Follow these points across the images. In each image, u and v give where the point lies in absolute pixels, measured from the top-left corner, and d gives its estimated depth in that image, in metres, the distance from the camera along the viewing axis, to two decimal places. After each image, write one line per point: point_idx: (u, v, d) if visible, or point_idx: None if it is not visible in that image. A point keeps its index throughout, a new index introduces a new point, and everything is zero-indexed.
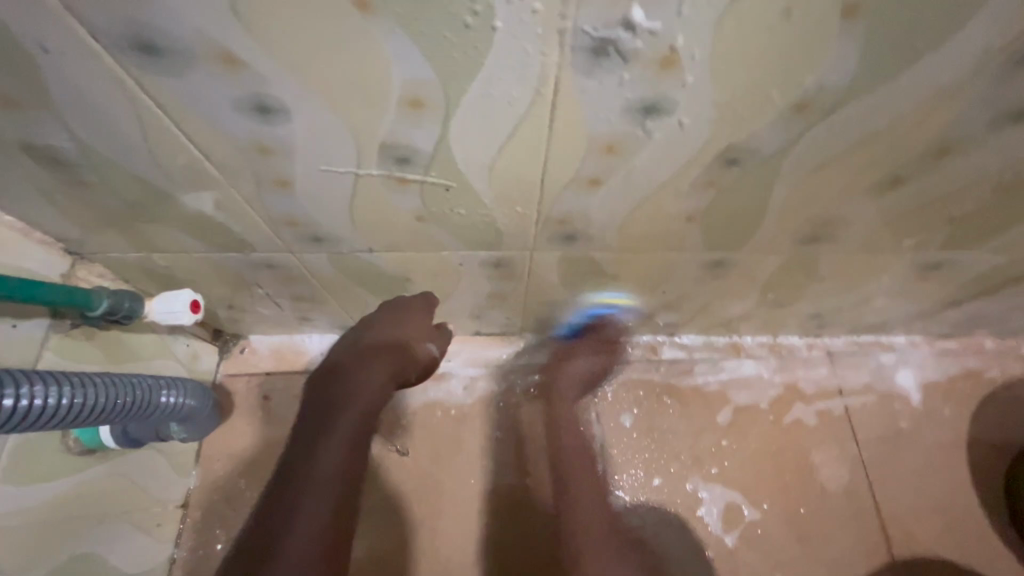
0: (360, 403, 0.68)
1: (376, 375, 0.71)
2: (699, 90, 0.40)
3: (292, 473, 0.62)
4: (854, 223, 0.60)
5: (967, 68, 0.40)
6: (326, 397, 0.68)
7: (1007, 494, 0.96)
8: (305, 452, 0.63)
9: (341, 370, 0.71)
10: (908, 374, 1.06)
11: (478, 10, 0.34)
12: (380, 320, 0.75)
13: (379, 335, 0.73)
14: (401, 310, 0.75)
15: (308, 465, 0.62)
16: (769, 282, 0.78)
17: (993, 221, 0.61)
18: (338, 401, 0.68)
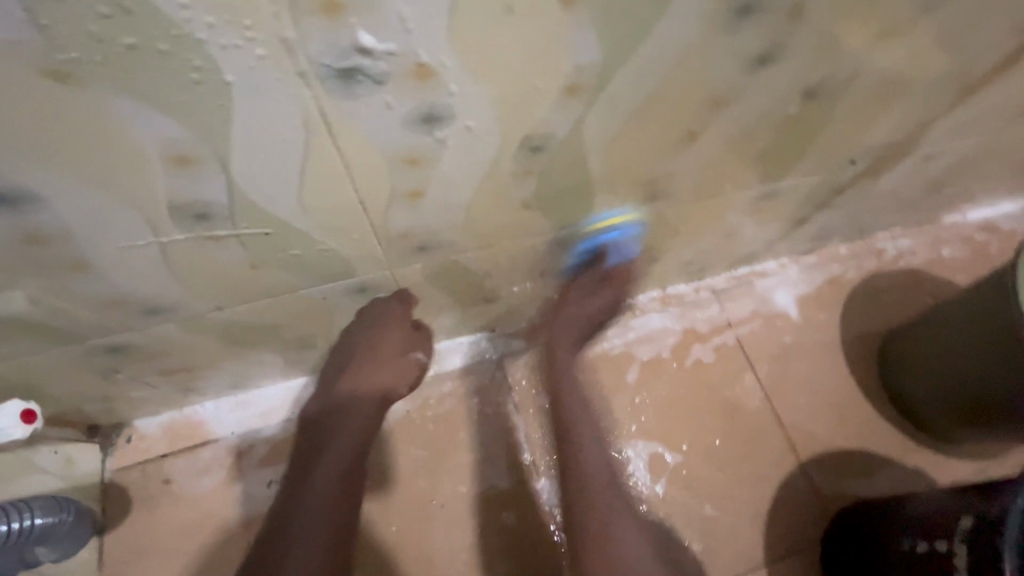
0: (350, 438, 0.72)
1: (359, 406, 0.74)
2: (469, 92, 0.41)
3: (283, 519, 0.66)
4: (676, 177, 0.65)
5: (699, 30, 0.43)
6: (321, 434, 0.73)
7: (881, 378, 1.09)
8: (296, 492, 0.68)
9: (331, 407, 0.75)
10: (785, 293, 1.16)
11: (199, 65, 0.33)
12: (360, 345, 0.76)
13: (365, 360, 0.76)
14: (378, 319, 0.74)
15: (301, 493, 0.67)
16: (635, 242, 0.82)
17: (793, 150, 0.67)
18: (328, 438, 0.72)
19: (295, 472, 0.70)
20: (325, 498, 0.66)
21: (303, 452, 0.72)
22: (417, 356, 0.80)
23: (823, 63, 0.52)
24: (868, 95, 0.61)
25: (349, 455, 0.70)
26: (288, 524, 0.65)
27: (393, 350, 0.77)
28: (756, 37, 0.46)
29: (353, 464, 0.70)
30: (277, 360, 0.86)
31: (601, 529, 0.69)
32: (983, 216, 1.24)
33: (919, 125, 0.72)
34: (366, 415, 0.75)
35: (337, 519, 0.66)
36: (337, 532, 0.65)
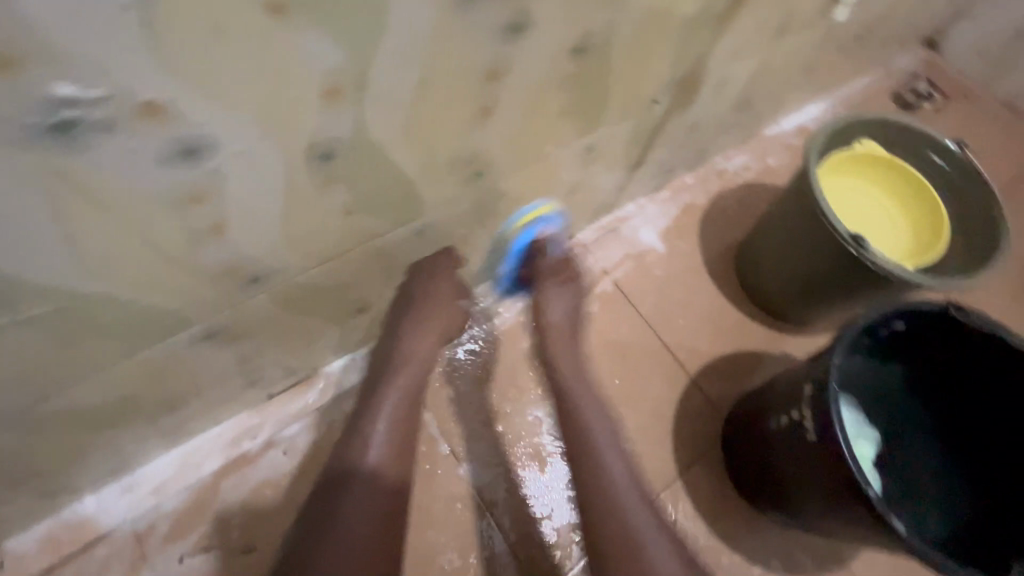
0: (402, 404, 0.83)
1: (408, 370, 0.85)
2: (218, 117, 0.41)
3: (349, 449, 0.78)
4: (493, 149, 0.67)
5: (434, 11, 0.45)
6: (372, 393, 0.84)
7: (743, 284, 1.21)
8: (352, 438, 0.79)
9: (389, 372, 0.85)
10: (647, 230, 1.26)
11: None
12: (416, 292, 0.86)
13: (417, 332, 0.87)
14: (424, 286, 0.86)
15: (364, 443, 0.78)
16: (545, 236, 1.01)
17: (595, 101, 0.72)
18: (378, 403, 0.82)
19: (347, 438, 0.79)
20: (377, 461, 0.77)
21: (354, 421, 0.82)
22: (462, 304, 0.94)
23: (576, 22, 0.56)
24: (634, 41, 0.66)
25: (400, 417, 0.82)
26: (332, 486, 0.74)
27: (437, 311, 0.88)
28: (498, 8, 0.48)
29: (403, 421, 0.82)
30: (150, 431, 0.81)
31: (582, 467, 0.84)
32: (795, 123, 1.41)
33: (696, 57, 0.80)
34: (424, 355, 0.87)
35: (392, 488, 0.77)
36: (386, 500, 0.76)
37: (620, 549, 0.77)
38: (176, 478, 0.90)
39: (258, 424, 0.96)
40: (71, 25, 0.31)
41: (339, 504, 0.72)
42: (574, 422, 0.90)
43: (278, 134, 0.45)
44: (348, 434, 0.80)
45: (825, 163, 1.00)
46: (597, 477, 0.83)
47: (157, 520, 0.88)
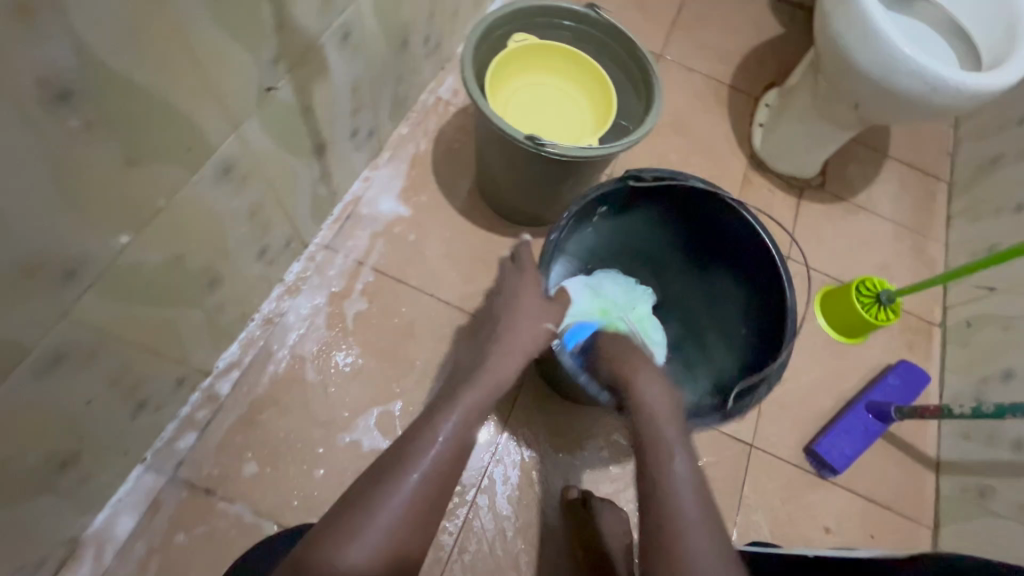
0: (472, 413, 0.66)
1: (478, 386, 0.69)
2: None
3: (393, 458, 0.60)
4: (53, 244, 0.54)
5: None
6: (425, 420, 0.65)
7: (496, 209, 1.21)
8: (400, 457, 0.60)
9: (466, 379, 0.71)
10: (385, 200, 1.19)
11: None
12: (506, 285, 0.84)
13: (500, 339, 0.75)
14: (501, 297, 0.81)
15: (417, 439, 0.62)
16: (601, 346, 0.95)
17: (170, 130, 0.61)
18: (444, 415, 0.65)
19: (402, 446, 0.61)
20: (424, 478, 0.59)
21: (407, 434, 0.63)
22: (547, 325, 0.80)
23: (10, 74, 0.43)
24: (152, 56, 0.54)
25: (455, 428, 0.64)
26: (358, 502, 0.56)
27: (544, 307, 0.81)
28: None
29: (457, 450, 0.62)
30: None
31: (658, 523, 0.60)
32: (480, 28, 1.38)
33: (277, 27, 0.69)
34: (489, 367, 0.72)
35: (434, 498, 0.59)
36: (420, 512, 0.57)
37: (666, 552, 0.57)
38: None
39: None
40: None
41: (384, 485, 0.58)
42: (650, 420, 0.71)
43: None
44: (405, 447, 0.61)
45: (492, 64, 0.99)
46: (649, 477, 0.65)
47: None
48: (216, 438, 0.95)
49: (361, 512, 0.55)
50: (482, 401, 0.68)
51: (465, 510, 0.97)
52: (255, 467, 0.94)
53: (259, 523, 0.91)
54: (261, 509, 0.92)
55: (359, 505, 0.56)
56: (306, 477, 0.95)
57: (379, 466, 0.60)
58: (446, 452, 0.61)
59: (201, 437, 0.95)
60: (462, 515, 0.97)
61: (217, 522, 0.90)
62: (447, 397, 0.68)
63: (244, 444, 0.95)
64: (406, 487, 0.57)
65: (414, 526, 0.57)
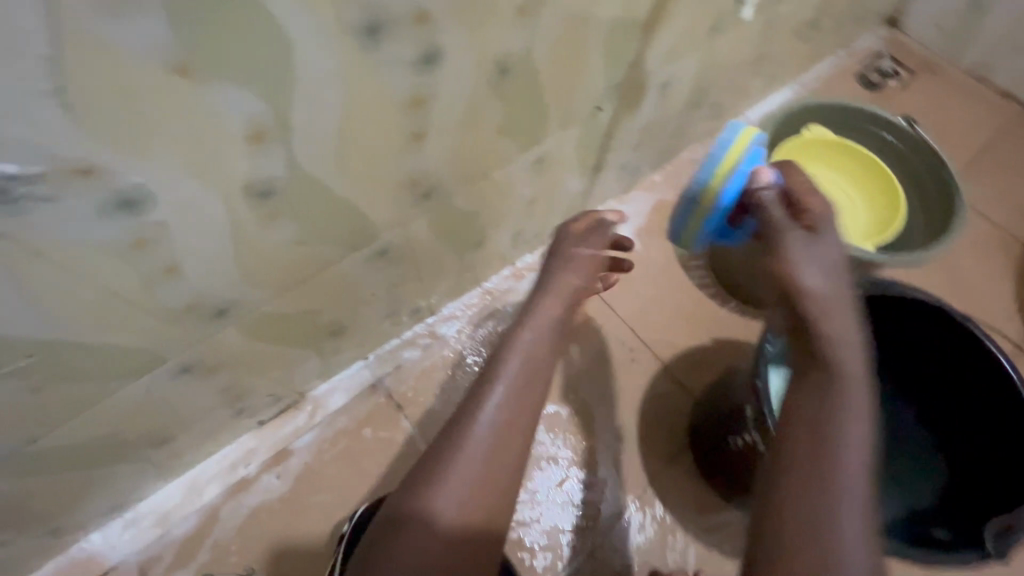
0: (538, 384, 0.62)
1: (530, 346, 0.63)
2: (152, 171, 0.44)
3: (454, 425, 0.59)
4: (433, 172, 0.70)
5: (346, 58, 0.48)
6: (484, 374, 0.63)
7: (716, 274, 1.23)
8: (456, 435, 0.58)
9: (499, 351, 0.64)
10: (622, 231, 1.26)
11: None
12: (561, 242, 0.73)
13: (545, 304, 0.67)
14: (567, 254, 0.71)
15: (478, 399, 0.60)
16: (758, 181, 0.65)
17: (529, 114, 0.75)
18: (488, 384, 0.61)
19: (468, 416, 0.59)
20: (497, 455, 0.57)
21: (474, 395, 0.61)
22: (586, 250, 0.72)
23: (490, 45, 0.59)
24: (553, 58, 0.69)
25: (513, 400, 0.60)
26: (433, 467, 0.57)
27: (587, 235, 0.73)
28: (410, 42, 0.51)
29: (525, 415, 0.60)
30: (138, 465, 0.83)
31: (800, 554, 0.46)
32: (762, 112, 1.42)
33: (632, 57, 0.81)
34: (535, 327, 0.65)
35: (517, 470, 0.58)
36: (505, 487, 0.57)
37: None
38: (184, 503, 0.93)
39: (250, 449, 0.98)
40: None
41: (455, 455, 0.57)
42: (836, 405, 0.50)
43: (329, 100, 0.50)
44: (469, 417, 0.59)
45: (786, 143, 1.02)
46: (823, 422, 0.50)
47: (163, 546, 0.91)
48: (418, 368, 1.10)
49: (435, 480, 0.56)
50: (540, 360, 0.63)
51: (593, 535, 1.00)
52: (439, 405, 1.08)
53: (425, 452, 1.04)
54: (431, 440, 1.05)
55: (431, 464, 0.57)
56: None
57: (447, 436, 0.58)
58: (518, 429, 0.59)
59: (409, 363, 1.09)
60: (591, 540, 0.99)
61: (398, 434, 1.04)
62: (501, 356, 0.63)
63: (436, 382, 1.09)
64: (462, 470, 0.56)
65: (498, 491, 0.57)
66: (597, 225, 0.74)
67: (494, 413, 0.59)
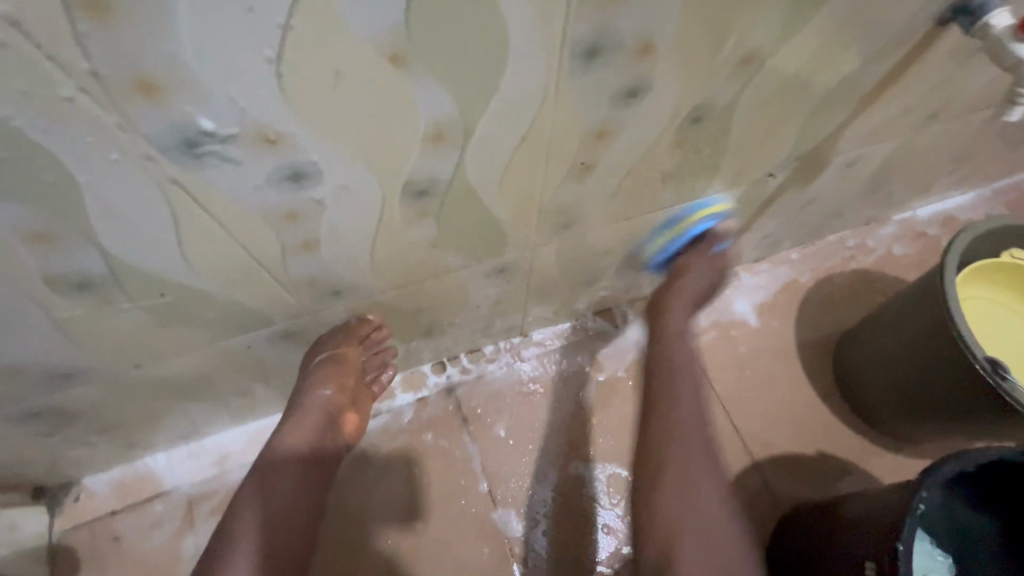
0: (309, 433, 0.73)
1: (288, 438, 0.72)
2: (331, 152, 0.42)
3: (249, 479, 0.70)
4: (582, 204, 0.65)
5: (555, 76, 0.43)
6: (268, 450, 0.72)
7: (838, 380, 1.08)
8: (245, 495, 0.69)
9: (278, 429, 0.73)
10: (741, 302, 1.14)
11: (48, 167, 0.35)
12: (328, 356, 0.73)
13: (293, 416, 0.73)
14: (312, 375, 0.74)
15: (263, 465, 0.70)
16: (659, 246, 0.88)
17: (700, 167, 0.67)
18: (275, 446, 0.72)
19: (252, 493, 0.68)
20: (277, 472, 0.70)
21: (261, 468, 0.70)
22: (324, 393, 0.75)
23: (696, 91, 0.53)
24: (752, 114, 0.61)
25: (287, 470, 0.70)
26: (223, 536, 0.66)
27: (333, 374, 0.75)
28: (622, 72, 0.46)
29: (304, 481, 0.71)
30: (214, 406, 0.84)
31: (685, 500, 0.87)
32: (933, 213, 1.24)
33: (832, 130, 0.71)
34: (313, 408, 0.74)
35: (298, 524, 0.69)
36: (291, 516, 0.69)
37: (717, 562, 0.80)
38: (244, 452, 0.94)
39: None
40: (204, 63, 0.32)
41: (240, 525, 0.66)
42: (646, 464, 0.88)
43: (520, 115, 0.46)
44: (254, 493, 0.68)
45: (977, 264, 0.87)
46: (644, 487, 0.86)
47: (212, 488, 0.92)
48: (492, 387, 1.02)
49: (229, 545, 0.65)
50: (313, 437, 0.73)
51: None
52: (505, 432, 1.00)
53: (479, 476, 0.96)
54: (489, 466, 0.97)
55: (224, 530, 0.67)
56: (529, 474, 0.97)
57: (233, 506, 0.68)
58: (293, 498, 0.70)
59: (484, 379, 1.03)
60: None
61: (457, 449, 0.98)
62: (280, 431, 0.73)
63: (508, 406, 1.01)
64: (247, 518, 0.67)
65: (284, 542, 0.67)
66: (335, 364, 0.74)
67: (281, 438, 0.72)
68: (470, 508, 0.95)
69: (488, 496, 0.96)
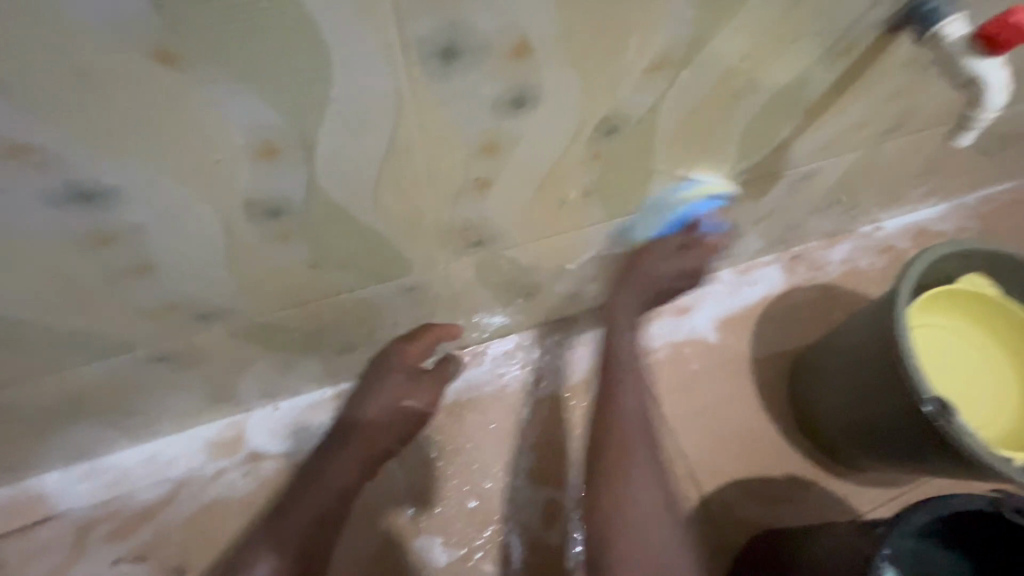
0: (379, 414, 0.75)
1: (360, 446, 0.74)
2: (122, 169, 0.34)
3: (319, 455, 0.75)
4: (491, 221, 0.57)
5: (403, 85, 0.36)
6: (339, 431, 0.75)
7: (793, 402, 1.02)
8: (308, 475, 0.73)
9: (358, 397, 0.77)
10: (700, 318, 1.07)
11: None
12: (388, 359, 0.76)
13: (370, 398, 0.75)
14: (390, 360, 0.76)
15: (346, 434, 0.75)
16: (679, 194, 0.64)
17: (627, 183, 0.60)
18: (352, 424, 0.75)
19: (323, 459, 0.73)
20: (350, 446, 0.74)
21: (341, 431, 0.75)
22: (410, 405, 0.77)
23: (602, 100, 0.45)
24: (678, 125, 0.54)
25: (349, 462, 0.73)
26: (282, 508, 0.72)
27: (424, 390, 0.79)
28: (496, 80, 0.38)
29: (360, 462, 0.74)
30: (104, 428, 0.77)
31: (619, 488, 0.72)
32: (903, 225, 1.17)
33: (777, 144, 0.64)
34: (380, 405, 0.75)
35: (347, 496, 0.73)
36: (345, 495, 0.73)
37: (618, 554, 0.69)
38: (146, 472, 0.86)
39: (231, 438, 0.87)
40: None
41: (310, 492, 0.72)
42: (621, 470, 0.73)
43: (372, 128, 0.38)
44: (321, 476, 0.72)
45: (914, 303, 0.81)
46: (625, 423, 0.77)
47: (103, 516, 0.84)
48: None
49: (301, 497, 0.72)
50: (376, 428, 0.75)
51: None
52: (434, 453, 0.92)
53: (403, 501, 0.90)
54: (415, 489, 0.91)
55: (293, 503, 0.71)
56: (459, 498, 0.90)
57: (322, 450, 0.75)
58: (346, 475, 0.73)
59: None
60: None
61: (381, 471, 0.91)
62: (353, 430, 0.75)
63: (439, 425, 0.94)
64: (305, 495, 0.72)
65: (330, 514, 0.71)
66: (403, 362, 0.76)
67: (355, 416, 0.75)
68: (392, 535, 0.88)
69: (412, 523, 0.89)
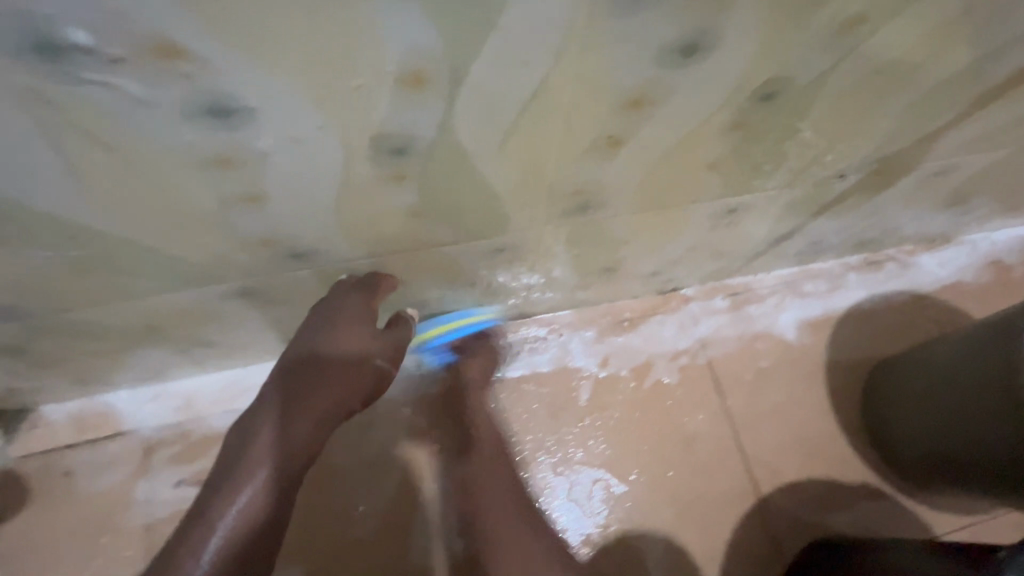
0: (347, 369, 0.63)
1: (317, 408, 0.62)
2: (264, 86, 0.31)
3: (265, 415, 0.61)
4: (604, 187, 0.53)
5: (579, 18, 0.31)
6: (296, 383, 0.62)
7: (867, 413, 0.96)
8: (256, 444, 0.60)
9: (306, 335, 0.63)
10: (778, 315, 1.01)
11: None
12: (330, 299, 0.62)
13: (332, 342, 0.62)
14: (338, 301, 0.61)
15: (305, 389, 0.62)
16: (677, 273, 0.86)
17: (757, 159, 0.54)
18: (307, 374, 0.62)
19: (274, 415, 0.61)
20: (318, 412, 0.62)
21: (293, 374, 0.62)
22: (376, 366, 0.65)
23: (775, 58, 0.39)
24: (836, 100, 0.47)
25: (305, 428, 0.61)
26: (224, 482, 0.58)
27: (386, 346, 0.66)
28: (677, 20, 0.33)
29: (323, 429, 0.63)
30: (175, 354, 0.77)
31: None
32: (1014, 237, 1.07)
33: (930, 131, 0.57)
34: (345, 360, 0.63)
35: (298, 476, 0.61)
36: (296, 469, 0.61)
37: None
38: (209, 402, 0.87)
39: None
40: None
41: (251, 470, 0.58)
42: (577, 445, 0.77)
43: (530, 66, 0.34)
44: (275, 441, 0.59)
45: None
46: None
47: (167, 438, 0.86)
48: None
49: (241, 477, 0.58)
50: (346, 387, 0.63)
51: None
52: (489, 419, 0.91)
53: None
54: None
55: (216, 495, 0.58)
56: None
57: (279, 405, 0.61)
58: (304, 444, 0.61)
59: None
60: None
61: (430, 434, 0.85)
62: (292, 399, 0.61)
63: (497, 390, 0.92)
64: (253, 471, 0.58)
65: (277, 507, 0.59)
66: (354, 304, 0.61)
67: (316, 365, 0.62)
68: None
69: None
